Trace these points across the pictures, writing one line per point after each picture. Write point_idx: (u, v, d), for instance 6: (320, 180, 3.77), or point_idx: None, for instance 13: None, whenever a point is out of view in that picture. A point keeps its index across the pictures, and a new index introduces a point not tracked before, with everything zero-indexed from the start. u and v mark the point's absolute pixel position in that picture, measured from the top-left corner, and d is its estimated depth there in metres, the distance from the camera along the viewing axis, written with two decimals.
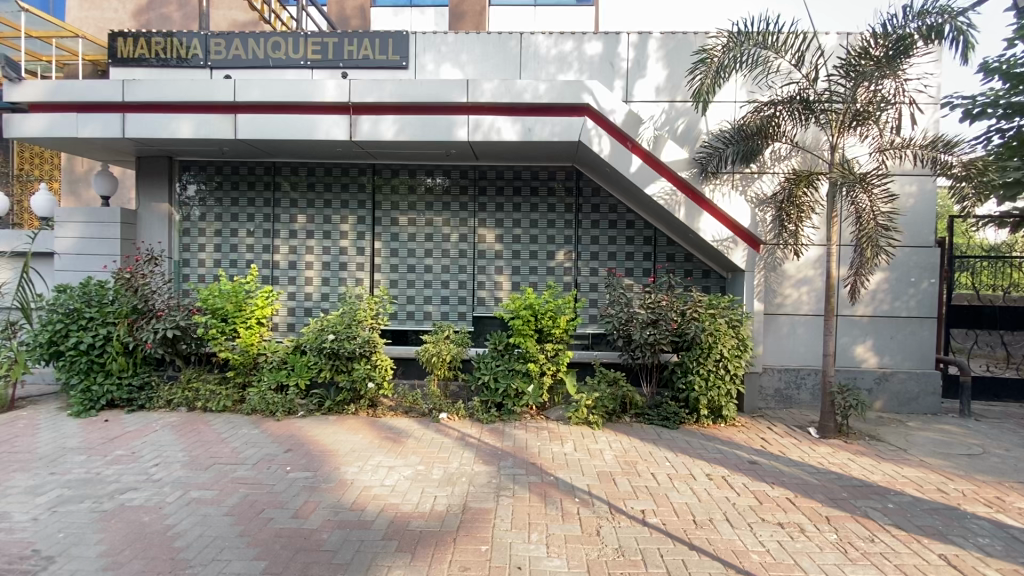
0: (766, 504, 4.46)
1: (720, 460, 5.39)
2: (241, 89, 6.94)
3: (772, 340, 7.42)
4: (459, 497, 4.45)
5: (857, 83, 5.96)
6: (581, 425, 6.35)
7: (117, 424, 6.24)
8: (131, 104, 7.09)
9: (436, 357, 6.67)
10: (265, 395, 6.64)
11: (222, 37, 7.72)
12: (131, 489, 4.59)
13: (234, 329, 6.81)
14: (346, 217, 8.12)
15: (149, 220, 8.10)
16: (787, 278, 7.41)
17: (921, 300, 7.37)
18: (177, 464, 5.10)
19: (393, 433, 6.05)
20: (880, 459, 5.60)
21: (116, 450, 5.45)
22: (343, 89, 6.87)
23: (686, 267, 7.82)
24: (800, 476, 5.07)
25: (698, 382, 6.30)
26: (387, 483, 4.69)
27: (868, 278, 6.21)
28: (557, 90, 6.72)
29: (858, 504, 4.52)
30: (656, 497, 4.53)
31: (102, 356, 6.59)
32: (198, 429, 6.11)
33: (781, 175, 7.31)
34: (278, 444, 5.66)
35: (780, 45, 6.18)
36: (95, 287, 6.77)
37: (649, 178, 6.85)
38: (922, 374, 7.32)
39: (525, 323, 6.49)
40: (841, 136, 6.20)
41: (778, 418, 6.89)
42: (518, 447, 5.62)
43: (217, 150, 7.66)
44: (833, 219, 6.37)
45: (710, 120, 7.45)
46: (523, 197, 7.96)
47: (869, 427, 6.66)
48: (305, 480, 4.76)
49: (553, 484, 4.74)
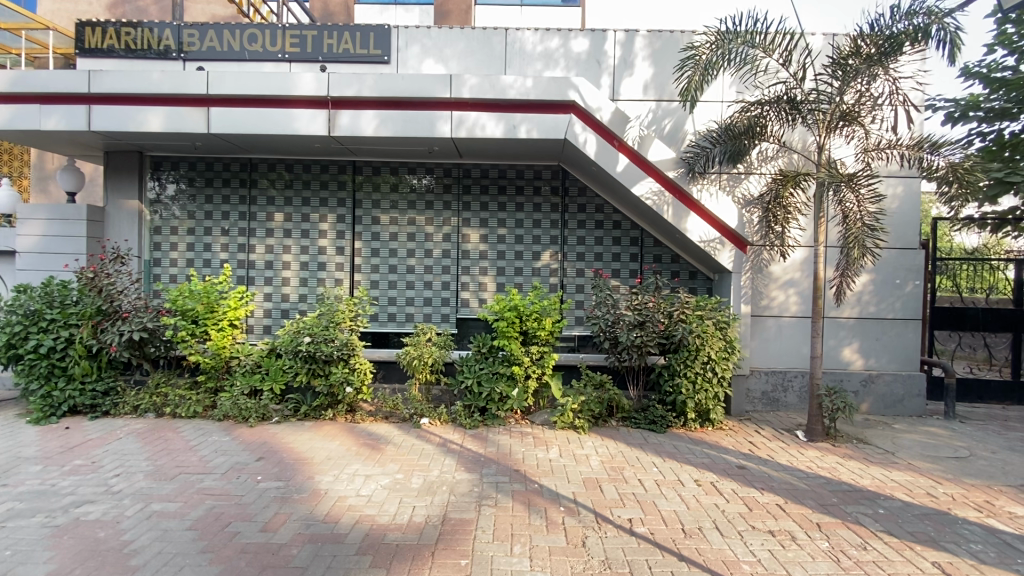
0: (756, 511, 4.34)
1: (708, 466, 5.26)
2: (214, 80, 6.67)
3: (760, 343, 7.33)
4: (438, 507, 4.24)
5: (845, 82, 5.95)
6: (566, 430, 6.19)
7: (79, 431, 5.91)
8: (97, 96, 6.77)
9: (418, 361, 6.43)
10: (237, 400, 6.36)
11: (196, 28, 7.43)
12: (86, 502, 4.30)
13: (206, 332, 6.49)
14: (325, 216, 7.87)
15: (117, 218, 7.75)
16: (774, 280, 7.34)
17: (905, 302, 7.36)
18: (139, 474, 4.81)
19: (373, 439, 5.83)
20: (868, 462, 5.53)
21: (74, 460, 5.13)
22: (322, 83, 6.64)
23: (673, 268, 7.72)
24: (789, 481, 4.97)
25: (685, 386, 6.19)
26: (363, 493, 4.47)
27: (854, 280, 6.18)
28: (543, 87, 6.59)
29: (849, 510, 4.42)
30: (643, 504, 4.38)
31: (63, 359, 6.25)
32: (165, 436, 5.82)
33: (768, 176, 7.23)
34: (250, 451, 5.39)
35: (769, 43, 6.12)
36: (57, 288, 6.42)
37: (636, 177, 6.73)
38: (907, 376, 7.30)
39: (510, 325, 6.31)
40: (828, 136, 6.15)
41: (765, 421, 6.81)
42: (501, 453, 5.43)
43: (190, 144, 7.36)
44: (821, 219, 6.27)
45: (697, 120, 7.36)
46: (508, 197, 7.79)
47: (856, 429, 6.60)
48: (276, 490, 4.52)
49: (538, 491, 4.56)
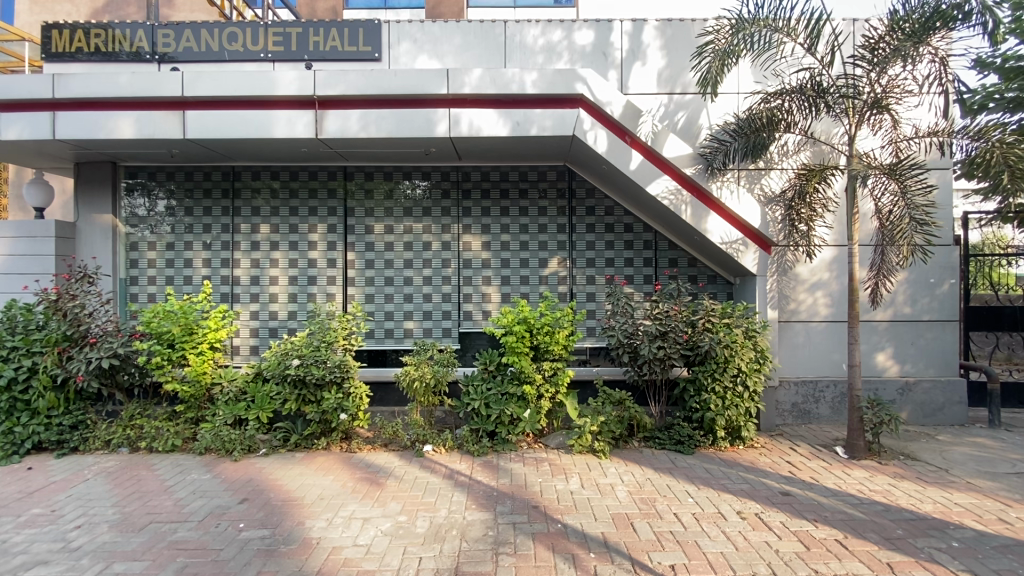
0: (815, 550, 3.76)
1: (749, 493, 4.68)
2: (190, 82, 6.13)
3: (787, 351, 6.79)
4: (449, 558, 3.65)
5: (880, 65, 5.39)
6: (585, 454, 5.61)
7: (42, 472, 5.27)
8: (63, 102, 6.22)
9: (419, 382, 5.82)
10: (220, 432, 5.74)
11: (171, 28, 6.89)
12: (38, 564, 3.66)
13: (184, 357, 5.84)
14: (314, 226, 7.31)
15: (89, 234, 7.16)
16: (802, 282, 6.81)
17: (942, 302, 6.84)
18: (103, 525, 4.18)
19: (372, 472, 5.23)
20: (924, 483, 4.98)
21: (32, 509, 4.49)
22: (307, 81, 6.11)
23: (691, 272, 7.19)
24: (843, 510, 4.39)
25: (714, 402, 5.62)
26: (361, 542, 3.87)
27: (890, 280, 5.73)
28: (548, 80, 6.07)
29: (919, 545, 3.85)
30: (684, 546, 3.79)
31: (27, 393, 5.65)
32: (139, 475, 5.19)
33: (791, 171, 6.74)
34: (233, 492, 4.78)
35: (792, 28, 5.59)
36: (20, 312, 5.83)
37: (651, 175, 6.21)
38: (948, 382, 6.77)
39: (519, 340, 5.73)
40: (858, 126, 5.60)
41: (799, 437, 6.25)
42: (516, 486, 4.84)
43: (166, 152, 6.81)
44: (854, 216, 5.70)
45: (713, 113, 6.86)
46: (511, 201, 7.26)
47: (899, 443, 6.06)
48: (261, 542, 3.90)
49: (562, 533, 3.98)
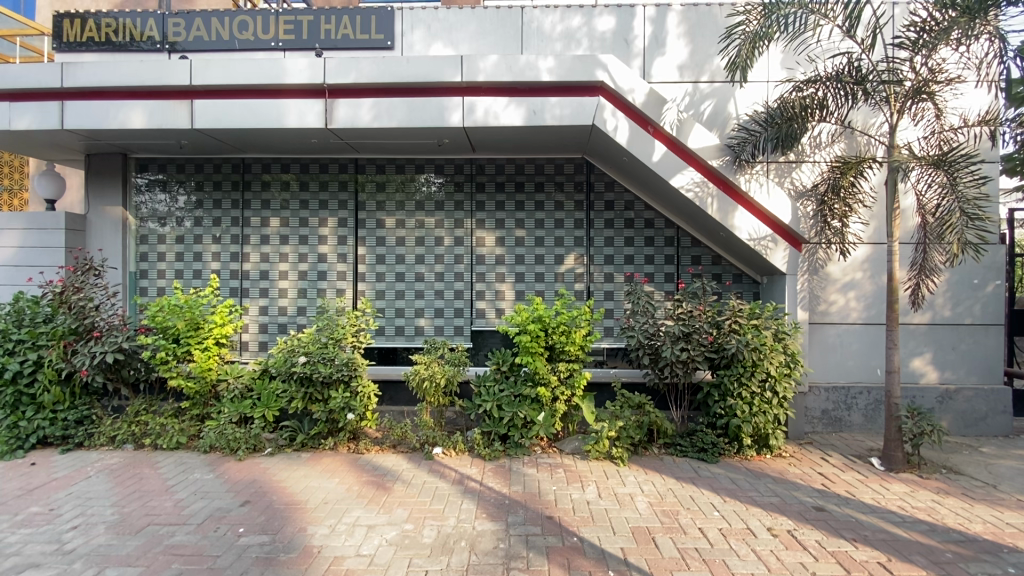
0: (856, 573, 3.44)
1: (779, 508, 4.36)
2: (198, 70, 5.96)
3: (818, 353, 6.42)
4: (456, 573, 3.41)
5: (926, 47, 4.99)
6: (602, 461, 5.33)
7: (45, 468, 5.16)
8: (72, 91, 6.11)
9: (428, 382, 5.59)
10: (225, 430, 5.59)
11: (181, 17, 6.76)
12: (30, 567, 3.50)
13: (189, 352, 5.69)
14: (325, 220, 7.13)
15: (99, 227, 7.08)
16: (833, 282, 6.43)
17: (986, 305, 6.41)
18: (99, 527, 4.03)
19: (378, 475, 5.02)
20: (971, 500, 4.59)
21: (30, 507, 4.35)
22: (317, 69, 5.91)
23: (715, 270, 6.85)
24: (884, 529, 4.05)
25: (741, 408, 5.28)
26: (364, 552, 3.65)
27: (932, 280, 5.34)
28: (566, 66, 5.78)
29: (971, 570, 3.50)
30: (711, 566, 3.49)
31: (32, 386, 5.56)
32: (141, 473, 5.05)
33: (824, 164, 6.36)
34: (235, 494, 4.60)
35: (829, 9, 5.18)
36: (28, 304, 5.75)
37: (675, 167, 5.88)
38: (992, 390, 6.33)
39: (534, 339, 5.44)
40: (900, 116, 5.19)
41: (830, 446, 5.89)
42: (528, 493, 4.59)
43: (175, 144, 6.68)
44: (896, 212, 5.30)
45: (741, 103, 6.51)
46: (527, 194, 6.99)
47: (941, 455, 5.65)
48: (259, 549, 3.70)
49: (578, 548, 3.71)
